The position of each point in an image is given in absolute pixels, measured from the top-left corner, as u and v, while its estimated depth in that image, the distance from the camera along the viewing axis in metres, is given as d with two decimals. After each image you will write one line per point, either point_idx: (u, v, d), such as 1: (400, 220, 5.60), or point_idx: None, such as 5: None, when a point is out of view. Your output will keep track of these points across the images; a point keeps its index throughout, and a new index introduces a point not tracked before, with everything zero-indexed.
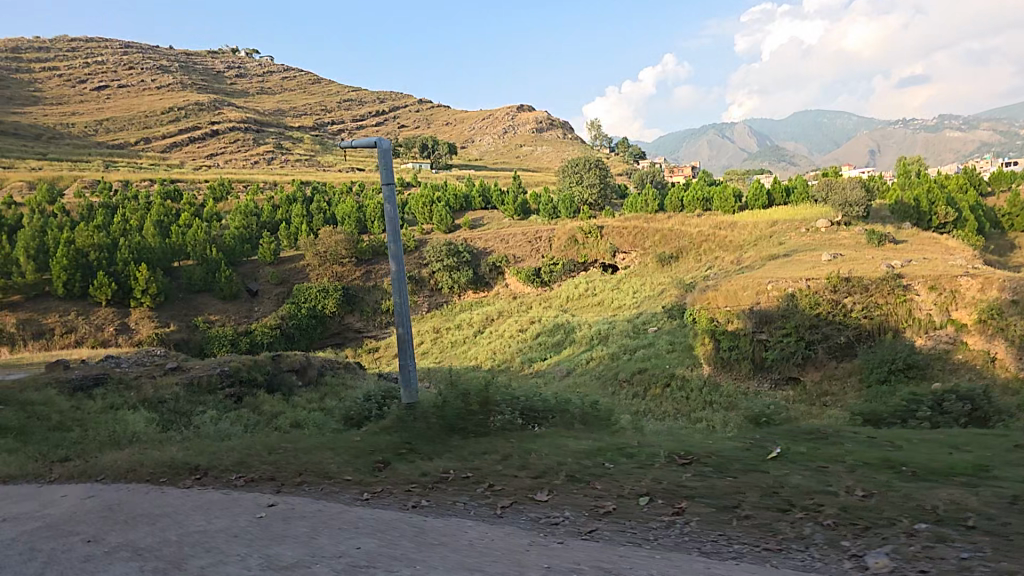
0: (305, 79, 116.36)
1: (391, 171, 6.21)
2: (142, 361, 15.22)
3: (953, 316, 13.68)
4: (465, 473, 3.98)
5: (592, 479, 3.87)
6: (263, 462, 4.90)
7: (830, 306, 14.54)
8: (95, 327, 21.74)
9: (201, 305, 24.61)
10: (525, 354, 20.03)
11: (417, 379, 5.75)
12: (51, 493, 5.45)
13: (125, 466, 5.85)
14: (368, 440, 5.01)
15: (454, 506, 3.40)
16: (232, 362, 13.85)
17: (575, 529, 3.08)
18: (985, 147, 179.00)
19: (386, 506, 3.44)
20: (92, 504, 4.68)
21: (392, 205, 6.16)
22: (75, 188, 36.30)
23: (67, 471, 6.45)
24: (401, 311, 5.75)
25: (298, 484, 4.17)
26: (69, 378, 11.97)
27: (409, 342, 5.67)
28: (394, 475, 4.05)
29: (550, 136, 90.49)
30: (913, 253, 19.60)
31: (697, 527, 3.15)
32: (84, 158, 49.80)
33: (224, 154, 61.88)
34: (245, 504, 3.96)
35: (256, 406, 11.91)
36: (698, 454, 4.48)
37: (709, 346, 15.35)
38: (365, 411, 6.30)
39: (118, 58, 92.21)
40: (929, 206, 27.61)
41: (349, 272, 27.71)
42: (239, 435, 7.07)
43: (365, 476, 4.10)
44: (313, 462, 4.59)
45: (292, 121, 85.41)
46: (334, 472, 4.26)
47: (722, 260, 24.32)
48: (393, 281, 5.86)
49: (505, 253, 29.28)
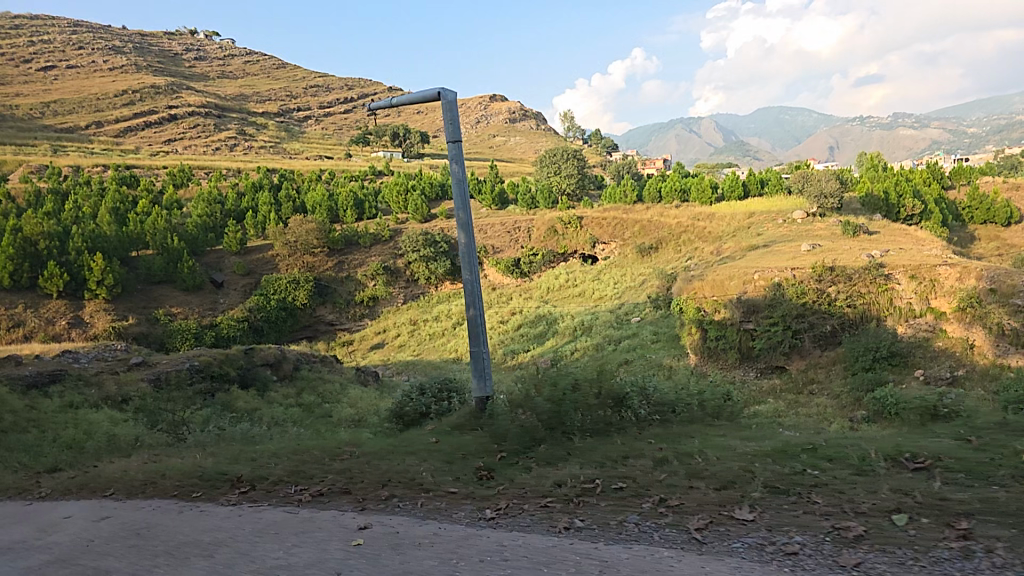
0: (269, 65, 111.26)
1: (457, 127, 5.50)
2: (106, 356, 13.91)
3: (933, 304, 13.26)
4: (618, 484, 3.44)
5: (805, 492, 3.39)
6: (329, 470, 4.15)
7: (815, 296, 13.92)
8: (47, 321, 19.99)
9: (161, 298, 23.15)
10: (506, 346, 19.35)
11: (492, 371, 5.13)
12: (42, 514, 4.52)
13: (138, 478, 4.99)
14: (450, 443, 4.36)
15: (629, 529, 2.81)
16: (202, 355, 12.80)
17: (830, 561, 2.58)
18: (939, 143, 186.09)
19: (531, 530, 2.78)
20: (108, 529, 3.82)
21: (461, 165, 5.47)
22: (21, 173, 33.88)
23: (61, 485, 5.51)
24: (473, 289, 5.12)
25: (392, 500, 3.42)
26: (23, 375, 10.67)
27: (483, 326, 5.10)
28: (516, 485, 3.42)
29: (522, 127, 89.48)
30: (886, 243, 19.78)
31: (1010, 558, 2.55)
32: (30, 142, 46.44)
33: (183, 141, 58.67)
34: (326, 526, 3.20)
35: (229, 403, 11.10)
36: (929, 456, 3.97)
37: (695, 336, 15.05)
38: (430, 406, 5.67)
39: (68, 37, 86.40)
40: (897, 199, 28.07)
41: (321, 263, 26.60)
42: (260, 440, 6.24)
43: (475, 487, 3.45)
44: (398, 470, 3.87)
45: (256, 107, 81.59)
46: (431, 483, 3.56)
47: (701, 250, 24.02)
48: (462, 254, 5.18)
49: (483, 243, 28.57)
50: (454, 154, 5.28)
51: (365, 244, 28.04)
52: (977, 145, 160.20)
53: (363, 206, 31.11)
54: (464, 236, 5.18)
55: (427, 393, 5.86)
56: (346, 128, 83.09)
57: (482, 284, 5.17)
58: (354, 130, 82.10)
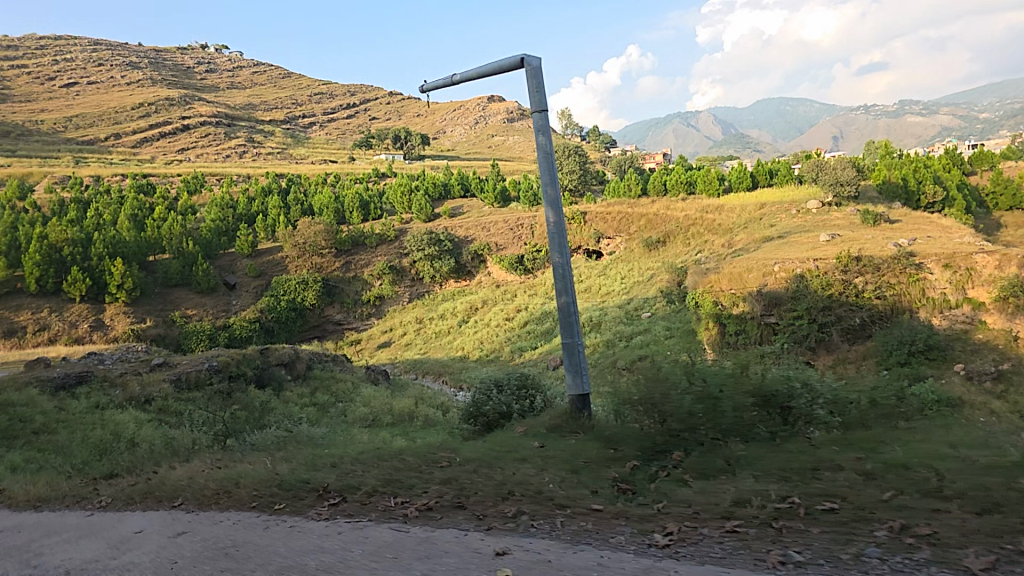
0: (275, 73, 112.29)
1: (541, 96, 5.04)
2: (129, 357, 13.78)
3: (970, 295, 12.31)
4: (820, 500, 2.82)
5: None
6: (431, 479, 3.66)
7: (841, 287, 12.97)
8: (70, 324, 20.20)
9: (177, 301, 23.07)
10: (513, 343, 18.99)
11: (587, 369, 4.53)
12: (110, 528, 4.17)
13: (208, 487, 4.58)
14: (555, 449, 3.83)
15: (874, 565, 2.21)
16: (221, 356, 12.47)
17: None
18: (955, 129, 179.53)
19: (733, 564, 2.25)
20: (191, 547, 3.42)
21: (545, 135, 4.97)
22: (45, 184, 34.60)
23: (122, 493, 5.16)
24: (565, 273, 4.57)
25: (526, 519, 2.89)
26: (53, 376, 10.52)
27: (576, 316, 4.53)
28: (677, 504, 2.88)
29: (523, 125, 88.29)
30: (911, 231, 18.87)
31: None
32: (53, 154, 47.43)
33: (195, 149, 59.25)
34: (455, 550, 2.71)
35: (248, 404, 10.70)
36: None
37: (713, 331, 14.31)
38: (512, 405, 5.14)
39: (87, 55, 88.20)
40: (917, 185, 26.75)
41: (329, 263, 26.19)
42: (309, 445, 5.78)
43: (621, 504, 2.93)
44: (516, 481, 3.35)
45: (265, 115, 82.31)
46: (566, 499, 3.04)
47: (712, 243, 23.15)
48: (551, 233, 4.64)
49: (486, 241, 27.39)
50: (541, 123, 4.77)
51: (371, 244, 27.58)
52: (994, 129, 154.03)
53: (368, 207, 30.81)
54: (553, 213, 4.64)
55: (505, 391, 5.32)
56: (350, 131, 83.26)
57: (573, 268, 4.62)
58: (359, 133, 82.32)
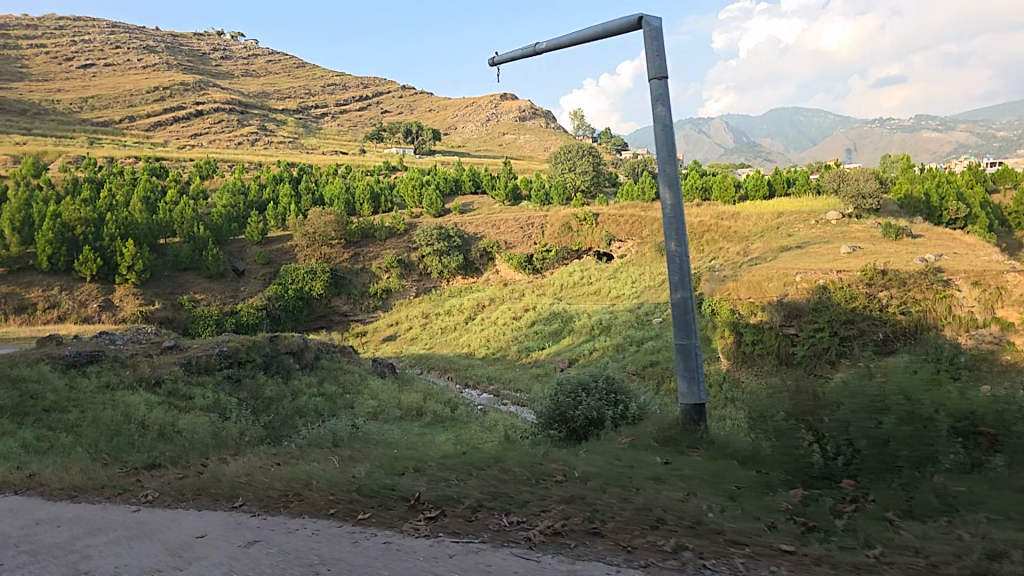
0: (291, 62, 112.52)
1: (660, 63, 4.70)
2: (140, 339, 13.46)
3: (999, 314, 11.52)
4: None
5: None
6: (549, 498, 3.24)
7: (867, 300, 12.01)
8: (79, 303, 20.21)
9: (186, 284, 22.85)
10: (521, 342, 18.53)
11: (704, 375, 4.33)
12: (164, 529, 3.74)
13: (273, 487, 4.15)
14: (691, 477, 3.50)
15: None
16: (231, 340, 12.07)
17: None
18: (974, 147, 175.87)
19: None
20: (271, 559, 2.99)
21: (663, 105, 4.65)
22: (60, 163, 34.72)
23: (169, 487, 4.74)
24: (683, 265, 4.36)
25: (695, 559, 2.52)
26: (64, 353, 10.19)
27: (694, 313, 4.33)
28: (901, 559, 2.51)
29: (534, 125, 87.33)
30: (936, 247, 18.12)
31: None
32: (69, 134, 47.72)
33: (207, 135, 59.31)
34: None
35: (256, 393, 10.33)
36: None
37: (729, 340, 13.13)
38: (604, 411, 4.86)
39: (107, 37, 88.85)
40: (940, 201, 25.67)
41: (337, 254, 25.77)
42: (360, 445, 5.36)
43: (838, 554, 2.58)
44: (672, 512, 2.97)
45: (279, 104, 82.44)
46: (748, 543, 2.66)
47: (726, 250, 22.33)
48: (670, 218, 4.41)
49: (495, 238, 26.93)
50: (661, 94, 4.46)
51: (380, 236, 27.14)
52: (1015, 146, 149.55)
53: (379, 200, 30.49)
54: (671, 194, 4.41)
55: (593, 395, 5.06)
56: (362, 124, 83.20)
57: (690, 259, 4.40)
58: (370, 126, 82.23)
